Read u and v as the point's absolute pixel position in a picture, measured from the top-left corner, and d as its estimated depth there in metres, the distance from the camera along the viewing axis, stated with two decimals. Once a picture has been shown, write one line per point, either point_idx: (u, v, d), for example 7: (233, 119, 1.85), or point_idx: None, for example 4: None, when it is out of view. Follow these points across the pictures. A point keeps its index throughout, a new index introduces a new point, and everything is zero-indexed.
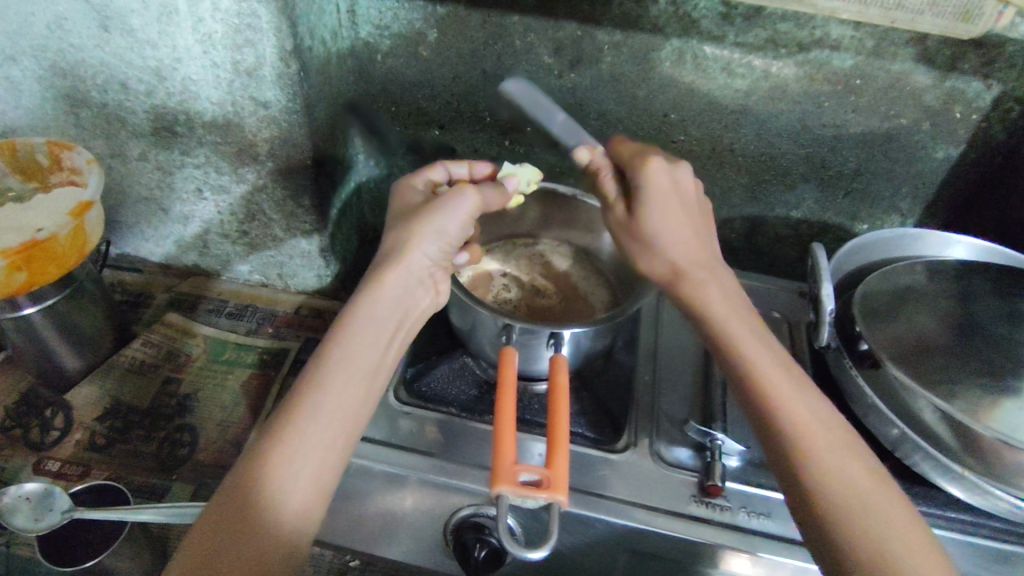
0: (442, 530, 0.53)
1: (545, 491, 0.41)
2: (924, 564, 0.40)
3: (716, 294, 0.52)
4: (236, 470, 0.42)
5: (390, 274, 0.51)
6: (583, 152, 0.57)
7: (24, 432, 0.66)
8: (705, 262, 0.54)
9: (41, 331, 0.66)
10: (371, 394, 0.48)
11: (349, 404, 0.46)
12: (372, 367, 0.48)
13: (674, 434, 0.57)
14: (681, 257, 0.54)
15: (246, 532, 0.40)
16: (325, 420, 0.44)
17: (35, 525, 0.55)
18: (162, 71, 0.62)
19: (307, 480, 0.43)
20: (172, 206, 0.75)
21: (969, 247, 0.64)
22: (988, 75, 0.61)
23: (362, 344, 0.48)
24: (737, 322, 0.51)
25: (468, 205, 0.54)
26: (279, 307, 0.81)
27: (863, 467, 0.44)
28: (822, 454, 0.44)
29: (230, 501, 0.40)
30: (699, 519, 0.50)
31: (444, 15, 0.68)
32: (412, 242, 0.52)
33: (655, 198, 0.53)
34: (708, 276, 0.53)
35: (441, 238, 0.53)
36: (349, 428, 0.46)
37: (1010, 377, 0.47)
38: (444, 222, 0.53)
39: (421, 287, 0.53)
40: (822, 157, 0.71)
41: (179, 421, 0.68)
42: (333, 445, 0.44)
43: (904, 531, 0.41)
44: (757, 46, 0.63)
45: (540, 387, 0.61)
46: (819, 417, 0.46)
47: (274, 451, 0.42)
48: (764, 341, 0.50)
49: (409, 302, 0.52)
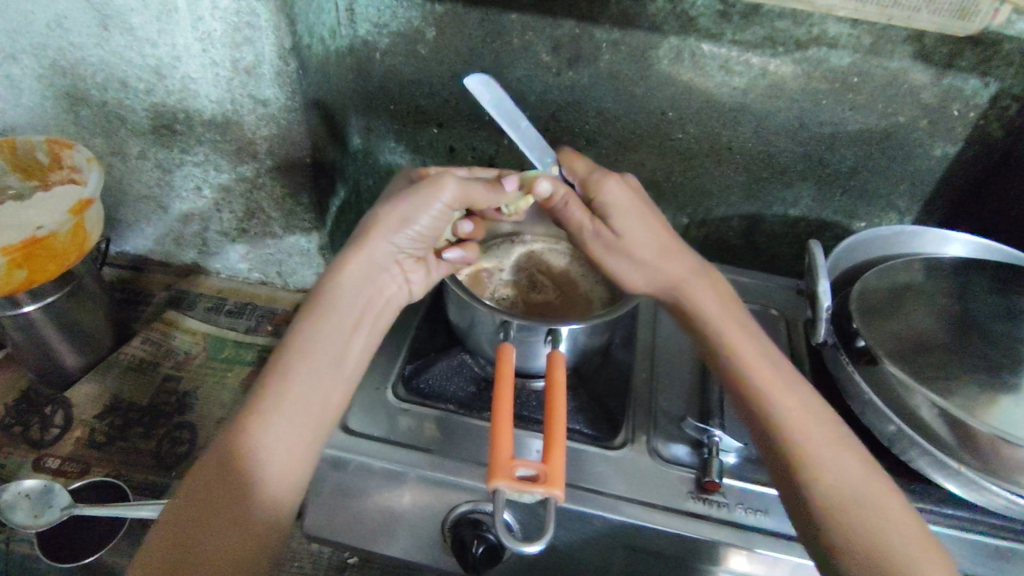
0: (440, 527, 0.53)
1: (543, 486, 0.42)
2: (916, 555, 0.40)
3: (707, 296, 0.53)
4: (217, 452, 0.42)
5: (352, 263, 0.52)
6: (543, 186, 0.53)
7: (24, 430, 0.66)
8: (690, 266, 0.54)
9: (41, 329, 0.66)
10: (338, 381, 0.49)
11: (314, 393, 0.47)
12: (337, 354, 0.49)
13: (671, 431, 0.58)
14: (666, 267, 0.54)
15: (225, 515, 0.40)
16: (290, 410, 0.45)
17: (34, 521, 0.56)
18: (162, 69, 0.62)
19: (282, 466, 0.44)
20: (172, 204, 0.75)
21: (966, 244, 0.64)
22: (987, 73, 0.61)
23: (325, 334, 0.49)
24: (729, 322, 0.52)
25: (448, 196, 0.53)
26: (278, 305, 0.81)
27: (858, 463, 0.44)
28: (814, 447, 0.45)
29: (202, 506, 0.40)
30: (697, 516, 0.51)
31: (443, 13, 0.68)
32: (377, 231, 0.52)
33: (626, 214, 0.53)
34: (694, 280, 0.54)
35: (409, 228, 0.53)
36: (315, 417, 0.46)
37: (1007, 375, 0.48)
38: (414, 212, 0.52)
39: (385, 274, 0.54)
40: (820, 155, 0.71)
41: (178, 419, 0.68)
42: (302, 436, 0.45)
43: (895, 524, 0.42)
44: (754, 44, 0.63)
45: (539, 384, 0.61)
46: (812, 411, 0.47)
47: (245, 448, 0.43)
48: (746, 331, 0.51)
49: (373, 290, 0.54)
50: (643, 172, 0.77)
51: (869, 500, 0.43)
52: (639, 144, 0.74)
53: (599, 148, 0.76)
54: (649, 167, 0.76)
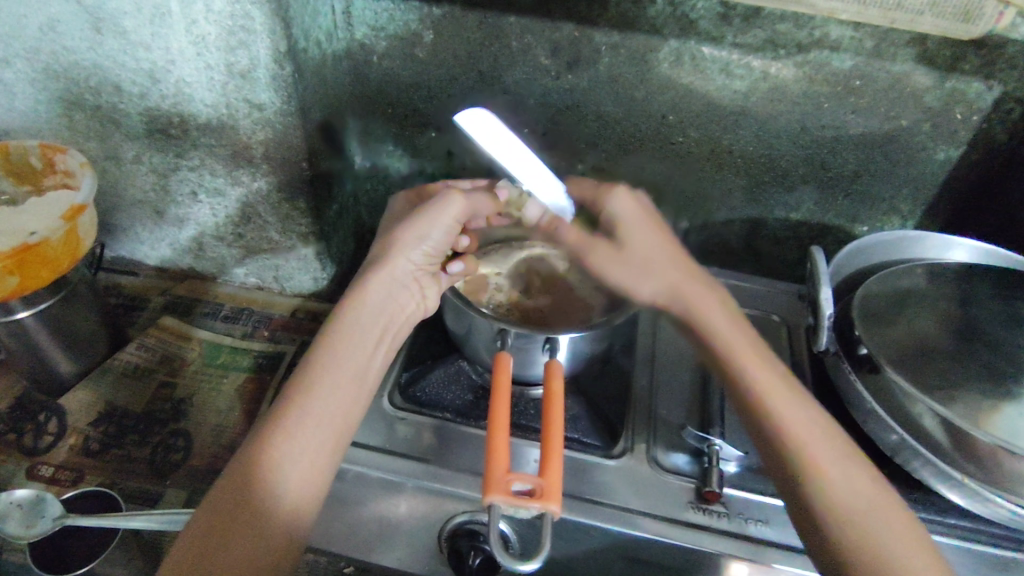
0: (436, 538, 0.52)
1: (539, 501, 0.41)
2: (917, 560, 0.40)
3: (713, 312, 0.51)
4: (236, 466, 0.42)
5: (373, 280, 0.52)
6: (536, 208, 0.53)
7: (17, 437, 0.65)
8: (698, 280, 0.52)
9: (33, 335, 0.66)
10: (359, 398, 0.48)
11: (335, 412, 0.46)
12: (359, 369, 0.49)
13: (670, 439, 0.57)
14: (674, 279, 0.52)
15: (241, 530, 0.40)
16: (311, 427, 0.44)
17: (27, 531, 0.55)
18: (156, 73, 0.61)
19: (301, 481, 0.43)
20: (168, 209, 0.75)
21: (970, 249, 0.63)
22: (990, 75, 0.61)
23: (347, 350, 0.49)
24: (736, 332, 0.50)
25: (453, 210, 0.54)
26: (275, 310, 0.80)
27: (858, 466, 0.44)
28: (816, 452, 0.44)
29: (221, 517, 0.40)
30: (697, 526, 0.50)
31: (441, 16, 0.67)
32: (398, 248, 0.53)
33: (631, 228, 0.54)
34: (701, 293, 0.52)
35: (425, 243, 0.54)
36: (334, 434, 0.45)
37: (1010, 382, 0.47)
38: (429, 228, 0.53)
39: (405, 291, 0.54)
40: (822, 158, 0.70)
41: (173, 425, 0.67)
42: (320, 451, 0.44)
43: (894, 529, 0.41)
44: (755, 47, 0.63)
45: (536, 392, 0.60)
46: (819, 426, 0.45)
47: (262, 464, 0.42)
48: (753, 344, 0.49)
49: (394, 307, 0.53)
50: (643, 176, 0.76)
51: (864, 499, 0.42)
52: (638, 148, 0.73)
53: (598, 152, 0.75)
54: (649, 171, 0.75)
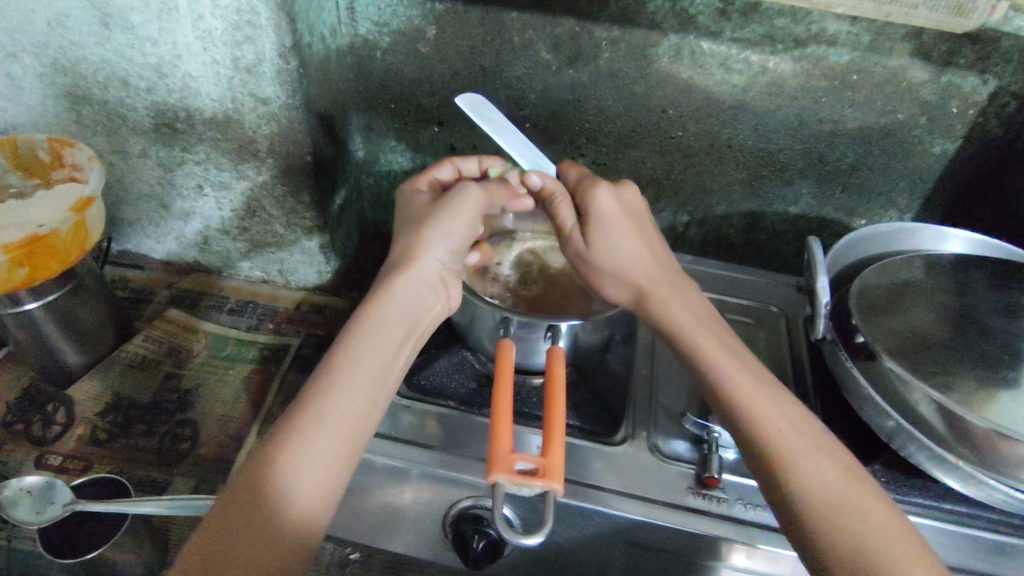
0: (441, 524, 0.53)
1: (542, 479, 0.42)
2: (907, 555, 0.40)
3: (684, 312, 0.53)
4: (249, 465, 0.42)
5: (399, 281, 0.53)
6: (533, 180, 0.55)
7: (26, 428, 0.66)
8: (669, 283, 0.56)
9: (41, 327, 0.67)
10: (379, 399, 0.48)
11: (354, 414, 0.46)
12: (381, 370, 0.49)
13: (671, 427, 0.58)
14: (638, 278, 0.56)
15: (252, 530, 0.40)
16: (331, 428, 0.45)
17: (37, 518, 0.55)
18: (162, 68, 0.62)
19: (315, 481, 0.43)
20: (173, 203, 0.76)
21: (965, 241, 0.64)
22: (985, 70, 0.61)
23: (368, 350, 0.49)
24: (702, 330, 0.52)
25: (473, 201, 0.56)
26: (280, 304, 0.81)
27: (836, 465, 0.44)
28: (797, 447, 0.45)
29: (233, 514, 0.40)
30: (696, 511, 0.51)
31: (443, 12, 0.68)
32: (423, 248, 0.54)
33: (610, 225, 0.55)
34: (671, 294, 0.55)
35: (450, 240, 0.55)
36: (354, 436, 0.46)
37: (1006, 371, 0.48)
38: (451, 222, 0.55)
39: (432, 292, 0.55)
40: (820, 152, 0.71)
41: (180, 416, 0.68)
42: (337, 452, 0.44)
43: (881, 525, 0.41)
44: (753, 41, 0.64)
45: (539, 381, 0.61)
46: (790, 420, 0.47)
47: (276, 464, 0.42)
48: (728, 348, 0.51)
49: (421, 307, 0.54)
50: (644, 170, 0.77)
51: (843, 489, 0.43)
52: (640, 141, 0.74)
53: (599, 146, 0.76)
54: (650, 165, 0.76)
